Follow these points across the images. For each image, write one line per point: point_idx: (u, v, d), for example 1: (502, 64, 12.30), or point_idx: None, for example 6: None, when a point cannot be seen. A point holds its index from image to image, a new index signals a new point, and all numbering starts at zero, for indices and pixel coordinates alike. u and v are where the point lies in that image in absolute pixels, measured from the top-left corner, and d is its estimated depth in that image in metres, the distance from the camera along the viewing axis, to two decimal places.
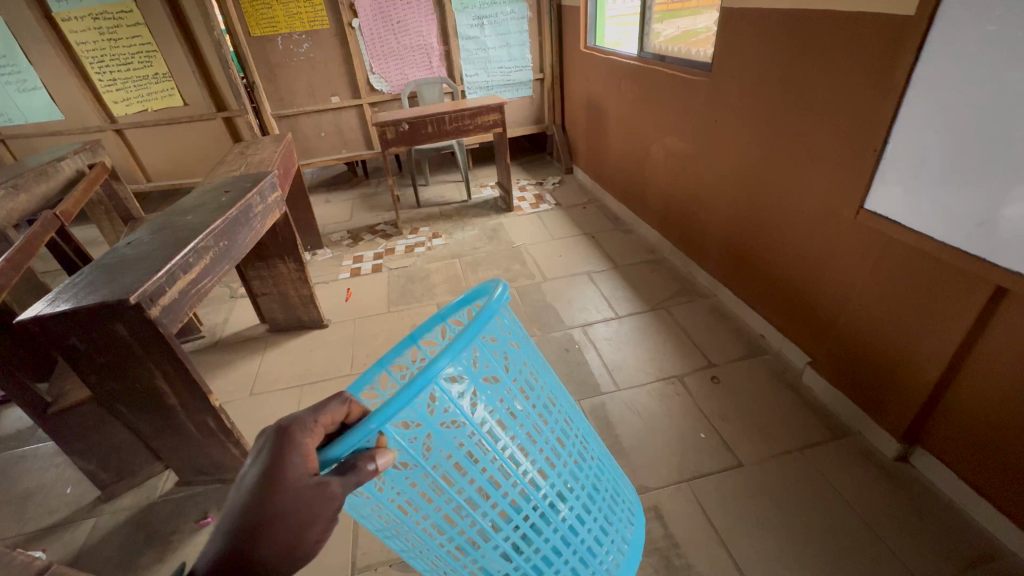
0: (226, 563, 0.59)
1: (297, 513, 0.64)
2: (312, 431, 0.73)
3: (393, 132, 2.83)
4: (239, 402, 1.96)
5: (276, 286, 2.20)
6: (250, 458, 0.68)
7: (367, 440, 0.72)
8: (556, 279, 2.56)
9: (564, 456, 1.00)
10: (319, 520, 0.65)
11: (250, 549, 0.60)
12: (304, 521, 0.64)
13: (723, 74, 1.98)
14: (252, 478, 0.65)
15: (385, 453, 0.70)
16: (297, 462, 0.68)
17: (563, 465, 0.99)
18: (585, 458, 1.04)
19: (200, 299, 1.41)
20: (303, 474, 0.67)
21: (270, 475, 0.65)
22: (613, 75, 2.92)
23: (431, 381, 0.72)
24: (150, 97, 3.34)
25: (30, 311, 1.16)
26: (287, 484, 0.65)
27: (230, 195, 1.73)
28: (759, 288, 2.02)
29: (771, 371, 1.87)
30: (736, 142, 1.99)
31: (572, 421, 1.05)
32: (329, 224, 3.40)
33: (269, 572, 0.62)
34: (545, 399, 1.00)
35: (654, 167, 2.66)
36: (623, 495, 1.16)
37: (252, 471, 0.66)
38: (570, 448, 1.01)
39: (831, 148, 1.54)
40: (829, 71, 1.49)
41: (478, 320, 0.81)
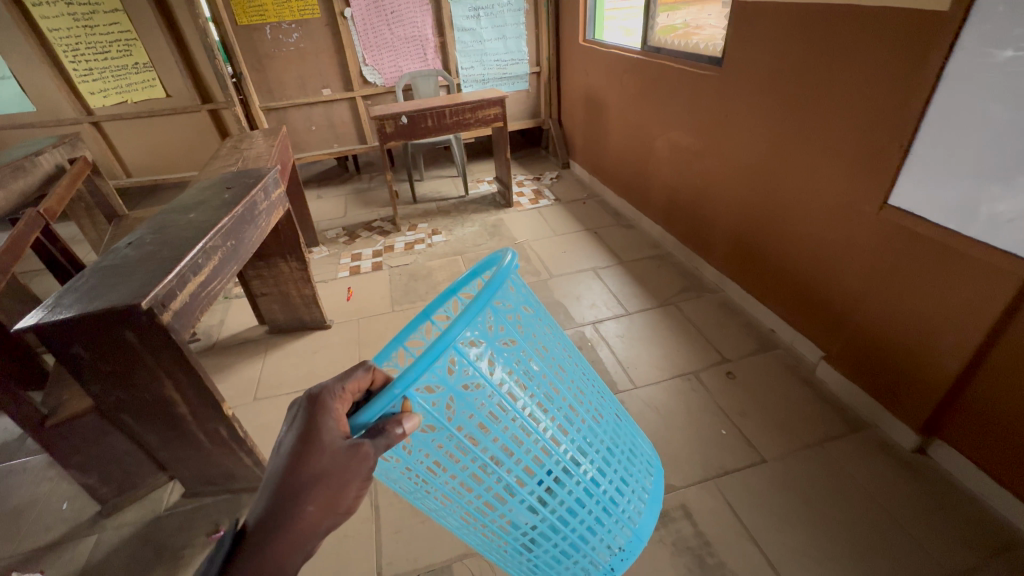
0: (271, 518, 0.70)
1: (333, 472, 0.74)
2: (340, 398, 0.82)
3: (391, 126, 2.75)
4: (243, 408, 1.88)
5: (278, 285, 2.11)
6: (287, 426, 0.78)
7: (394, 405, 0.79)
8: (562, 275, 2.53)
9: (580, 416, 1.08)
10: (353, 478, 0.75)
11: (296, 505, 0.72)
12: (340, 477, 0.74)
13: (734, 67, 1.97)
14: (290, 443, 0.75)
15: (411, 418, 0.78)
16: (331, 425, 0.77)
17: (582, 423, 1.08)
18: (599, 416, 1.12)
19: (211, 302, 1.33)
20: (337, 437, 0.76)
21: (308, 438, 0.75)
22: (614, 69, 2.90)
23: (448, 346, 0.78)
24: (130, 88, 3.18)
25: (30, 318, 1.08)
26: (324, 447, 0.74)
27: (233, 191, 1.65)
28: (768, 281, 2.04)
29: (784, 365, 1.88)
30: (746, 136, 1.99)
31: (586, 382, 1.13)
32: (323, 220, 3.30)
33: (313, 523, 0.73)
34: (558, 362, 1.07)
35: (657, 162, 2.65)
36: (637, 451, 1.25)
37: (289, 437, 0.76)
38: (587, 407, 1.10)
39: (850, 141, 1.54)
40: (852, 65, 1.49)
41: (489, 288, 0.86)
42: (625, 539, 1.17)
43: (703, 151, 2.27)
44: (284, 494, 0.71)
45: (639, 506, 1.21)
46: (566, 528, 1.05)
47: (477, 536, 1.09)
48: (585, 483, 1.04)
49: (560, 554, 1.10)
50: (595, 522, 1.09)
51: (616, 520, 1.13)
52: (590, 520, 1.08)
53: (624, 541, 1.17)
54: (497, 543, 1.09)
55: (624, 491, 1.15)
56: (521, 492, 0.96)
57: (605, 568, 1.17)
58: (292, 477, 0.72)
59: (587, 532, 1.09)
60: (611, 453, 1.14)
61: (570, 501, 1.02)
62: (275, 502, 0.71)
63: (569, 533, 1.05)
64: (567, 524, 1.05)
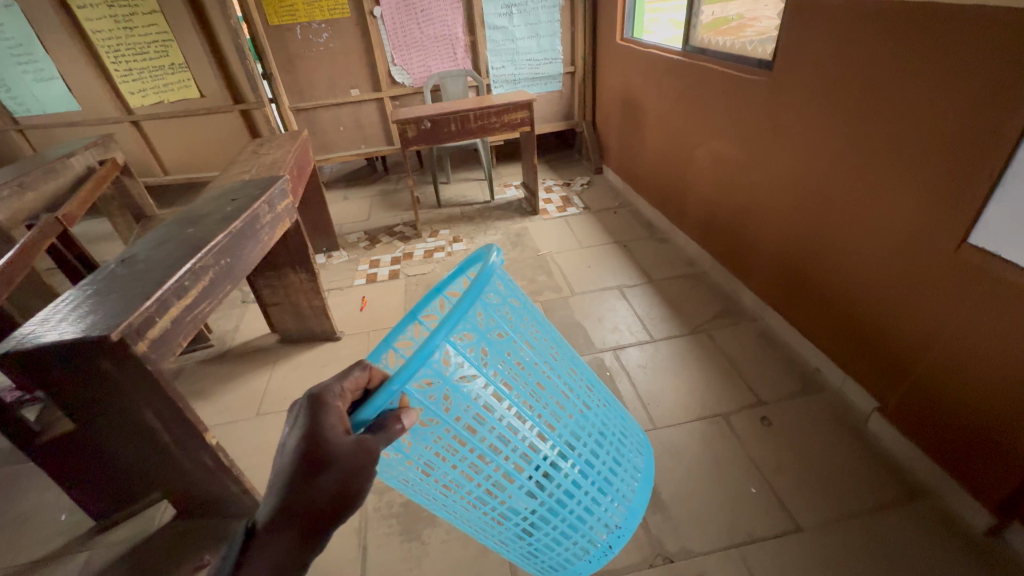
0: (280, 513, 0.68)
1: (338, 466, 0.70)
2: (341, 396, 0.80)
3: (413, 131, 2.65)
4: (245, 423, 1.84)
5: (288, 295, 2.06)
6: (290, 426, 0.76)
7: (392, 400, 0.80)
8: (585, 293, 2.37)
9: (572, 403, 1.09)
10: (360, 471, 0.71)
11: (305, 498, 0.69)
12: (347, 471, 0.71)
13: (789, 73, 1.75)
14: (294, 442, 0.73)
15: (410, 414, 0.79)
16: (332, 422, 0.74)
17: (576, 409, 1.09)
18: (590, 401, 1.13)
19: (196, 326, 1.27)
20: (340, 433, 0.73)
21: (311, 435, 0.72)
22: (653, 71, 2.69)
23: (442, 341, 0.78)
24: (167, 88, 3.23)
25: (22, 337, 1.05)
26: (329, 441, 0.71)
27: (237, 203, 1.59)
28: (816, 314, 1.81)
29: (830, 413, 1.66)
30: (799, 151, 1.76)
31: (576, 371, 1.13)
32: (346, 223, 3.27)
33: (323, 517, 0.70)
34: (548, 351, 1.07)
35: (696, 173, 2.44)
36: (629, 435, 1.25)
37: (293, 437, 0.74)
38: (579, 393, 1.11)
39: (929, 163, 1.30)
40: (934, 76, 1.26)
41: (477, 284, 0.84)
42: (621, 519, 1.20)
43: (749, 164, 2.05)
44: (290, 489, 0.68)
45: (635, 486, 1.22)
46: (564, 511, 1.06)
47: (475, 525, 1.08)
48: (580, 465, 1.06)
49: (558, 537, 1.11)
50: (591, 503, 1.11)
51: (611, 499, 1.15)
52: (586, 501, 1.10)
53: (621, 519, 1.20)
54: (495, 531, 1.09)
55: (617, 473, 1.17)
56: (519, 478, 0.97)
57: (603, 546, 1.20)
58: (299, 472, 0.69)
59: (584, 514, 1.11)
60: (603, 437, 1.15)
61: (568, 484, 1.03)
62: (284, 499, 0.69)
63: (568, 514, 1.07)
64: (565, 507, 1.06)
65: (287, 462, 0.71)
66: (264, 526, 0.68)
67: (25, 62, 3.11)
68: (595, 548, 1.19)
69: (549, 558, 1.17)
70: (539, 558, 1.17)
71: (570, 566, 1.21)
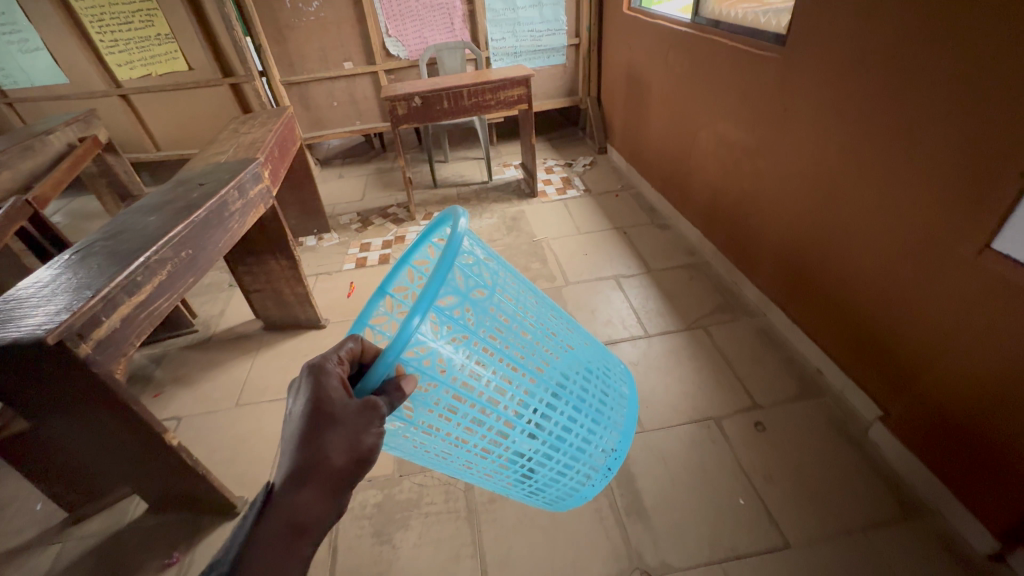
0: (296, 473, 0.68)
1: (350, 424, 0.74)
2: (339, 366, 0.82)
3: (404, 108, 2.52)
4: (223, 414, 1.80)
5: (269, 282, 2.00)
6: (292, 397, 0.76)
7: (389, 370, 0.84)
8: (579, 283, 2.27)
9: (554, 348, 1.17)
10: (372, 426, 0.75)
11: (320, 457, 0.70)
12: (358, 428, 0.74)
13: (804, 49, 1.59)
14: (300, 409, 0.74)
15: (408, 380, 0.85)
16: (336, 386, 0.77)
17: (559, 353, 1.18)
18: (569, 341, 1.24)
19: (153, 324, 1.21)
20: (345, 397, 0.76)
21: (317, 397, 0.74)
22: (660, 44, 2.51)
23: (430, 308, 0.82)
24: (155, 60, 3.11)
25: (15, 327, 0.99)
26: (337, 402, 0.75)
27: (203, 189, 1.50)
28: (820, 314, 1.70)
29: (829, 419, 1.57)
30: (811, 136, 1.62)
31: (552, 318, 1.21)
32: (340, 203, 3.18)
33: (340, 473, 0.71)
34: (524, 303, 1.14)
35: (701, 157, 2.29)
36: (608, 371, 1.36)
37: (298, 405, 0.75)
38: (557, 338, 1.19)
39: (956, 157, 1.17)
40: (971, 57, 1.11)
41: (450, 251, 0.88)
42: (615, 441, 1.36)
43: (756, 149, 1.90)
44: (305, 448, 0.70)
45: (623, 412, 1.39)
46: (563, 446, 1.18)
47: (480, 476, 1.17)
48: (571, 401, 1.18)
49: (560, 471, 1.24)
50: (587, 434, 1.24)
51: (602, 428, 1.27)
52: (580, 434, 1.21)
53: (616, 443, 1.36)
54: (502, 478, 1.18)
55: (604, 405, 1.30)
56: (522, 423, 1.07)
57: (602, 471, 1.36)
58: (311, 433, 0.71)
59: (583, 443, 1.25)
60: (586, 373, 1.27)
61: (565, 419, 1.15)
62: (302, 457, 0.69)
63: (568, 447, 1.20)
64: (565, 441, 1.19)
65: (297, 425, 0.72)
66: (287, 482, 0.67)
67: (9, 31, 3.02)
68: (595, 475, 1.34)
69: (552, 493, 1.30)
70: (543, 494, 1.29)
71: (576, 493, 1.34)
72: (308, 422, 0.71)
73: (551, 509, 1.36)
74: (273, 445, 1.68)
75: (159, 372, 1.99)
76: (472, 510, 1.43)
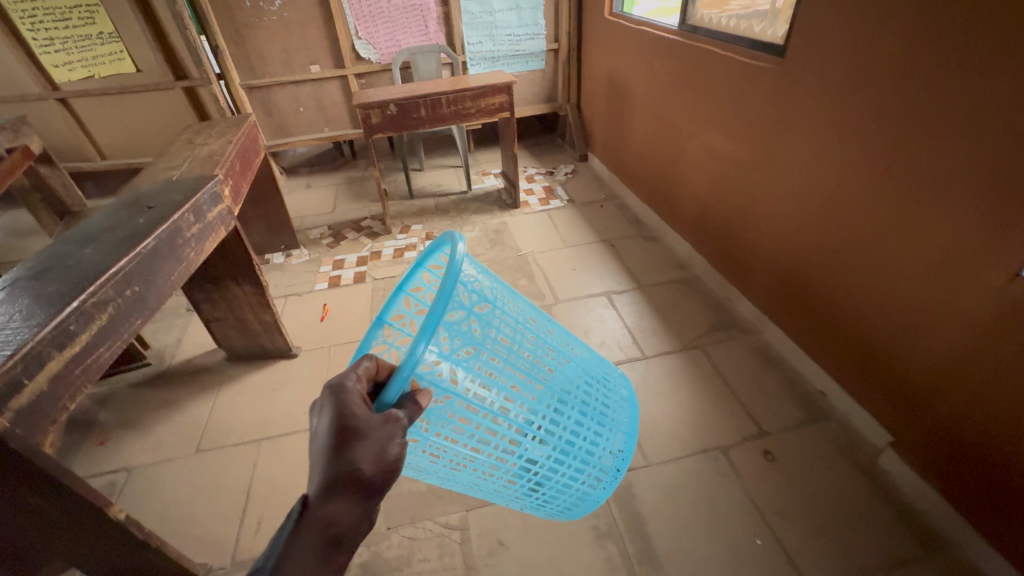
0: (326, 488, 0.69)
1: (375, 438, 0.73)
2: (358, 381, 0.80)
3: (378, 116, 2.36)
4: (182, 462, 1.60)
5: (233, 309, 1.80)
6: (316, 414, 0.76)
7: (405, 385, 0.82)
8: (570, 300, 2.17)
9: (558, 359, 1.17)
10: (397, 438, 0.75)
11: (348, 472, 0.71)
12: (383, 442, 0.74)
13: (805, 61, 1.53)
14: (325, 427, 0.74)
15: (424, 394, 0.83)
16: (358, 403, 0.76)
17: (563, 364, 1.18)
18: (572, 348, 1.23)
19: (89, 381, 1.02)
20: (368, 412, 0.76)
21: (341, 415, 0.74)
22: (644, 51, 2.44)
23: (441, 322, 0.80)
24: (96, 61, 2.82)
25: None
26: (361, 418, 0.74)
27: (152, 214, 1.31)
28: (821, 334, 1.66)
29: (837, 445, 1.51)
30: (812, 153, 1.57)
31: (554, 330, 1.21)
32: (308, 216, 2.97)
33: (369, 485, 0.72)
34: (526, 315, 1.14)
35: (689, 168, 2.23)
36: (610, 377, 1.36)
37: (323, 423, 0.74)
38: (560, 349, 1.19)
39: (983, 183, 1.12)
40: (1000, 81, 1.06)
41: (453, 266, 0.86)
42: (622, 442, 1.32)
43: (751, 162, 1.84)
44: (335, 465, 0.70)
45: (625, 411, 1.34)
46: (572, 453, 1.17)
47: (491, 490, 1.15)
48: (576, 405, 1.17)
49: (569, 479, 1.22)
50: (594, 439, 1.23)
51: (609, 431, 1.27)
52: (589, 441, 1.20)
53: (623, 445, 1.32)
54: (512, 491, 1.16)
55: (609, 409, 1.29)
56: (532, 429, 1.07)
57: (612, 473, 1.33)
58: (338, 449, 0.71)
59: (590, 451, 1.23)
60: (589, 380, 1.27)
61: (572, 423, 1.15)
62: (331, 473, 0.70)
63: (576, 455, 1.19)
64: (572, 451, 1.18)
65: (324, 443, 0.72)
66: (318, 497, 0.69)
67: None
68: (605, 479, 1.31)
69: (561, 503, 1.28)
70: (553, 505, 1.27)
71: (587, 499, 1.31)
72: (333, 441, 0.71)
73: (561, 518, 1.33)
74: (240, 498, 1.49)
75: (105, 414, 1.76)
76: (470, 565, 1.29)
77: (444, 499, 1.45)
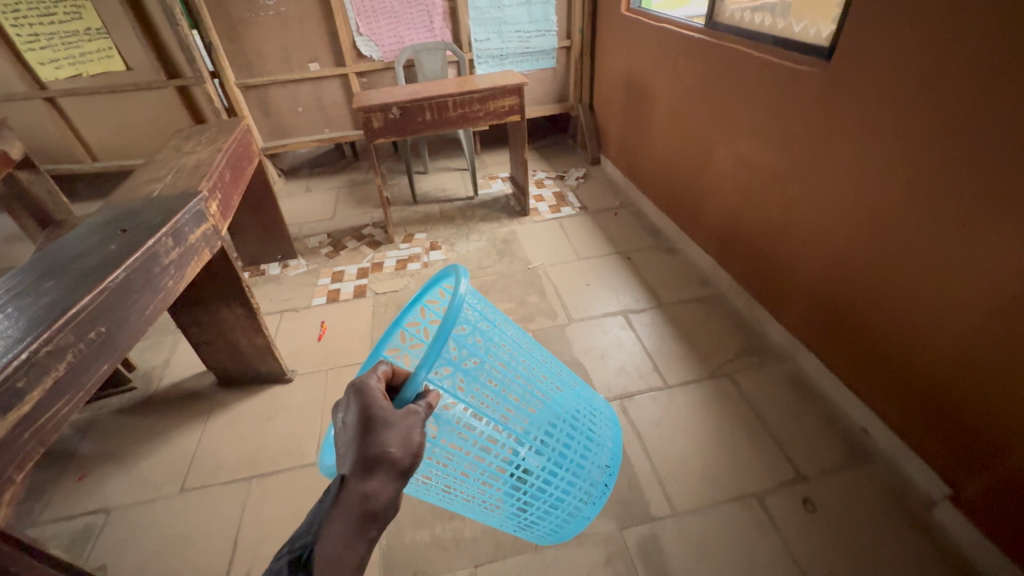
0: (355, 473, 0.67)
1: (397, 425, 0.72)
2: (378, 379, 0.78)
3: (380, 120, 2.21)
4: (166, 503, 1.47)
5: (222, 332, 1.67)
6: (343, 410, 0.75)
7: (420, 387, 0.80)
8: (584, 319, 2.02)
9: (551, 384, 1.15)
10: (417, 426, 0.73)
11: (375, 456, 0.69)
12: (406, 428, 0.72)
13: (857, 66, 1.37)
14: (352, 419, 0.72)
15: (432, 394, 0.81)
16: (379, 397, 0.74)
17: (558, 388, 1.17)
18: (564, 372, 1.23)
19: (43, 442, 0.88)
20: (388, 404, 0.74)
21: (365, 405, 0.72)
22: (666, 50, 2.27)
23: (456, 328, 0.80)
24: (84, 58, 2.68)
25: None
26: (382, 408, 0.72)
27: (126, 239, 1.17)
28: (867, 367, 1.50)
29: (886, 494, 1.37)
30: (863, 168, 1.41)
31: (549, 356, 1.20)
32: (307, 223, 2.83)
33: (397, 468, 0.70)
34: (523, 338, 1.13)
35: (715, 178, 2.08)
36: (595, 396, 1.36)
37: (349, 416, 0.73)
38: (554, 374, 1.18)
39: None
40: None
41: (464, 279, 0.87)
42: (608, 457, 1.32)
43: (788, 175, 1.68)
44: (363, 451, 0.68)
45: (608, 430, 1.35)
46: (564, 464, 1.14)
47: (477, 512, 1.10)
48: (568, 423, 1.15)
49: (558, 499, 1.18)
50: (583, 453, 1.21)
51: (597, 447, 1.25)
52: (578, 456, 1.19)
53: (609, 458, 1.32)
54: (501, 511, 1.11)
55: (596, 430, 1.27)
56: (529, 440, 1.04)
57: (600, 488, 1.29)
58: (363, 436, 0.69)
59: (578, 470, 1.20)
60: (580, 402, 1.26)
61: (565, 437, 1.13)
62: (360, 458, 0.68)
63: (566, 474, 1.16)
64: (561, 472, 1.15)
65: (353, 429, 0.71)
66: (353, 477, 0.67)
67: None
68: (593, 496, 1.28)
69: (547, 525, 1.23)
70: (536, 527, 1.21)
71: (575, 517, 1.26)
72: (361, 424, 0.70)
73: (548, 541, 1.28)
74: (227, 547, 1.36)
75: (85, 447, 1.63)
76: None
77: (451, 551, 1.31)
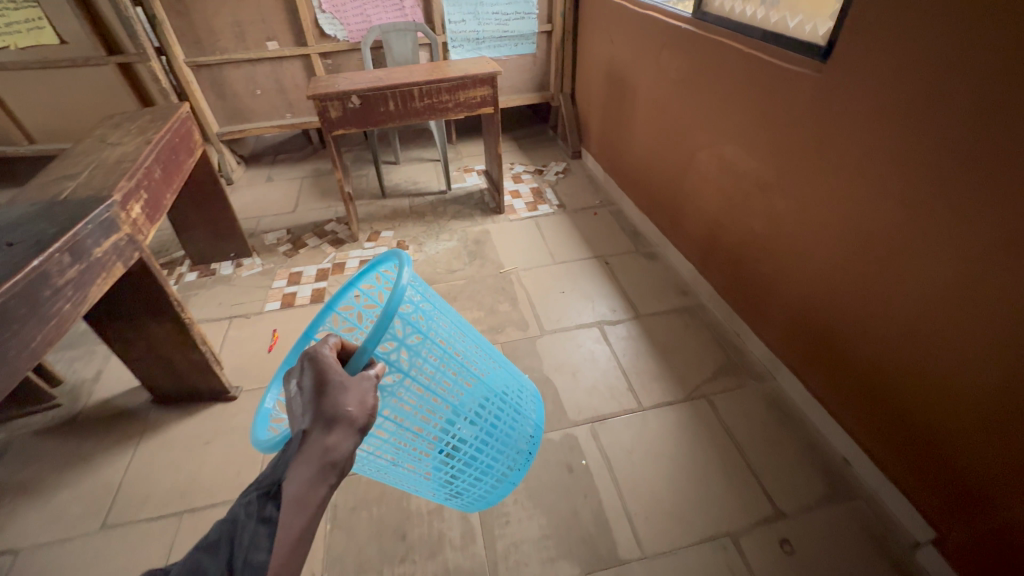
0: (314, 429, 0.69)
1: (352, 387, 0.74)
2: (331, 350, 0.80)
3: (338, 110, 2.02)
4: (82, 543, 1.32)
5: (151, 348, 1.50)
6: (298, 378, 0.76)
7: (365, 359, 0.80)
8: (557, 332, 1.89)
9: (487, 361, 1.18)
10: (368, 390, 0.76)
11: (332, 413, 0.71)
12: (359, 392, 0.75)
13: (853, 71, 1.24)
14: (308, 385, 0.74)
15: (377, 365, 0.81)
16: (333, 362, 0.77)
17: (494, 365, 1.20)
18: (495, 351, 1.24)
19: None
20: (341, 370, 0.76)
21: (319, 370, 0.74)
22: (650, 40, 2.11)
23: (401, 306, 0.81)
24: (10, 29, 2.40)
25: None
26: (336, 372, 0.75)
27: (8, 256, 1.00)
28: (849, 394, 1.42)
29: (866, 536, 1.28)
30: (855, 184, 1.29)
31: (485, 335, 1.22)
32: (266, 216, 2.63)
33: (354, 425, 0.72)
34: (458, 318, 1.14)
35: (698, 181, 1.95)
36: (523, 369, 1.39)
37: (305, 382, 0.75)
38: (490, 352, 1.20)
39: None
40: None
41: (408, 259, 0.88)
42: (534, 425, 1.33)
43: (777, 185, 1.55)
44: (320, 410, 0.70)
45: (533, 405, 1.35)
46: (494, 436, 1.17)
47: (405, 480, 1.11)
48: (501, 397, 1.18)
49: (486, 467, 1.20)
50: (512, 423, 1.23)
51: (527, 417, 1.29)
52: (509, 423, 1.22)
53: (536, 424, 1.35)
54: (430, 481, 1.12)
55: (524, 404, 1.29)
56: (465, 412, 1.06)
57: (525, 455, 1.31)
58: (320, 398, 0.72)
59: (506, 440, 1.23)
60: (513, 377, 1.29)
61: (496, 412, 1.15)
62: (318, 417, 0.70)
63: (496, 442, 1.19)
64: (491, 441, 1.17)
65: (308, 393, 0.73)
66: (313, 431, 0.69)
67: None
68: (518, 462, 1.30)
69: (474, 492, 1.24)
70: (464, 495, 1.23)
71: (501, 483, 1.28)
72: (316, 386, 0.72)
73: (474, 507, 1.29)
74: None
75: None
76: None
77: None
